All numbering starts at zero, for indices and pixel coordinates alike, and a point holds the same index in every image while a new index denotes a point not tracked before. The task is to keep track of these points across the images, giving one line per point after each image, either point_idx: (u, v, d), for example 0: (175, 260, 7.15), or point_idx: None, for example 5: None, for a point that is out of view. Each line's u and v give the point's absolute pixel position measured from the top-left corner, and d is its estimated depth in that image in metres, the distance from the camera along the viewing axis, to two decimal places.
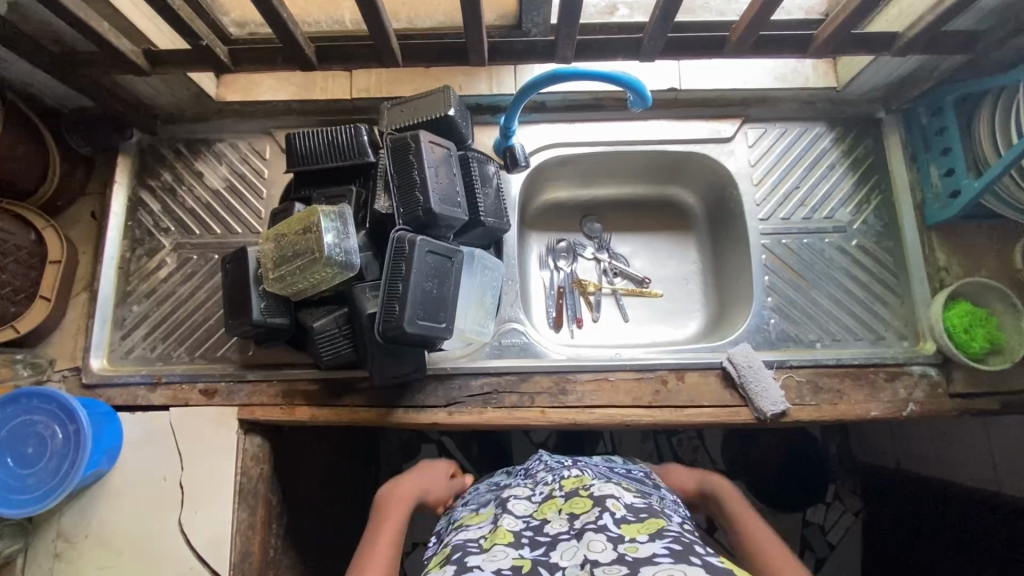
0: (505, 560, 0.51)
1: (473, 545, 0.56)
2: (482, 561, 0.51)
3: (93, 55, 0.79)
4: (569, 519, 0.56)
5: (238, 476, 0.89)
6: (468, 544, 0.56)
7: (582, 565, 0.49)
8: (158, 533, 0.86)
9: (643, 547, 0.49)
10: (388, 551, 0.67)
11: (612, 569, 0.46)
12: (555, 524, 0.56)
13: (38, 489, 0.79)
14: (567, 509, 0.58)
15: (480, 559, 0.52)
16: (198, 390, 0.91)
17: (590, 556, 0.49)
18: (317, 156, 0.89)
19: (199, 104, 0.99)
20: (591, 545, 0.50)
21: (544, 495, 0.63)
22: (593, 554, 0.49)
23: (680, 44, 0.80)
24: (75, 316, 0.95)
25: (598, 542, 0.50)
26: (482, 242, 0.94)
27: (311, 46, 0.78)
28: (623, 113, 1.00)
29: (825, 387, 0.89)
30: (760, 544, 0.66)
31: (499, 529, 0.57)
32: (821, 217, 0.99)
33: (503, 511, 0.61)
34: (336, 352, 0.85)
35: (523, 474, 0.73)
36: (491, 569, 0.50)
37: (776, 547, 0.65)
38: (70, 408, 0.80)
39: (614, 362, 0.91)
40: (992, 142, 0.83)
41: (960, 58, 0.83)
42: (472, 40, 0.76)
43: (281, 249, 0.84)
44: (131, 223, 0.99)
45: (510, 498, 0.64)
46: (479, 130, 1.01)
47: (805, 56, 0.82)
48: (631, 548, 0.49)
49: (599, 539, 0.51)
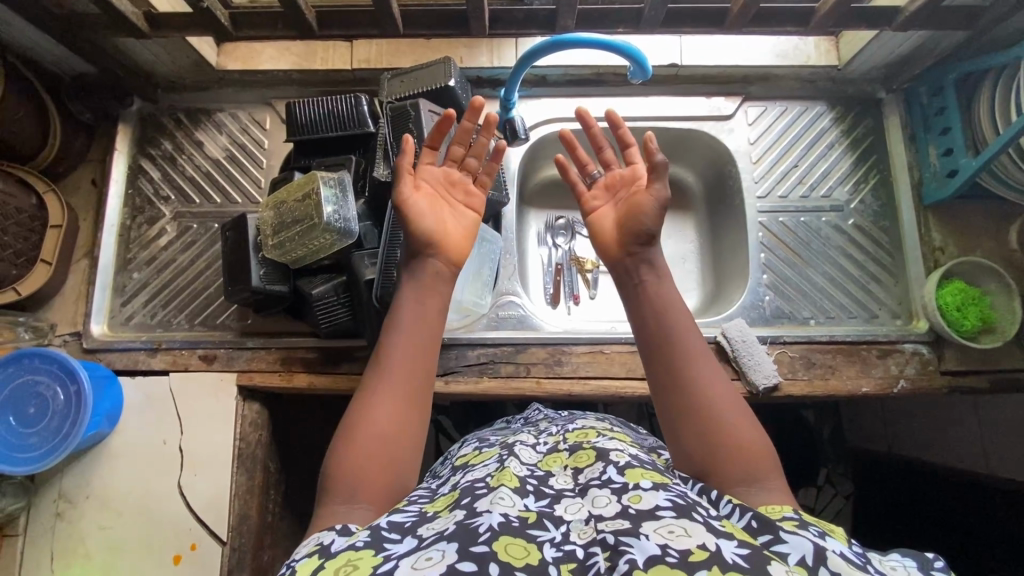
0: (512, 508, 0.49)
1: (479, 485, 0.54)
2: (491, 503, 0.49)
3: (92, 16, 0.79)
4: (573, 475, 0.57)
5: (236, 440, 0.90)
6: (474, 484, 0.55)
7: (587, 520, 0.48)
8: (157, 495, 0.88)
9: (646, 497, 0.48)
10: (410, 342, 0.62)
11: (614, 523, 0.46)
12: (559, 479, 0.56)
13: (40, 448, 0.80)
14: (573, 465, 0.58)
15: (488, 501, 0.50)
16: (197, 356, 0.92)
17: (595, 510, 0.49)
18: (317, 126, 0.90)
19: (200, 73, 0.98)
20: (596, 501, 0.50)
21: (550, 447, 0.64)
22: (597, 509, 0.49)
23: (682, 15, 0.80)
24: (75, 282, 0.96)
25: (602, 496, 0.50)
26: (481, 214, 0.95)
27: (313, 12, 0.78)
28: (625, 88, 1.00)
29: (818, 362, 0.90)
30: (663, 302, 0.64)
31: (505, 471, 0.56)
32: (818, 196, 0.99)
33: (508, 454, 0.62)
34: (333, 320, 0.86)
35: (527, 425, 0.77)
36: (500, 512, 0.48)
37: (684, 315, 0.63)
38: (70, 368, 0.81)
39: (609, 335, 0.93)
40: (991, 120, 0.83)
41: (961, 34, 0.83)
42: (473, 9, 0.76)
43: (281, 216, 0.85)
44: (131, 190, 0.99)
45: (515, 446, 0.64)
46: (480, 104, 1.01)
47: (806, 30, 0.81)
48: (635, 498, 0.48)
49: (603, 495, 0.50)
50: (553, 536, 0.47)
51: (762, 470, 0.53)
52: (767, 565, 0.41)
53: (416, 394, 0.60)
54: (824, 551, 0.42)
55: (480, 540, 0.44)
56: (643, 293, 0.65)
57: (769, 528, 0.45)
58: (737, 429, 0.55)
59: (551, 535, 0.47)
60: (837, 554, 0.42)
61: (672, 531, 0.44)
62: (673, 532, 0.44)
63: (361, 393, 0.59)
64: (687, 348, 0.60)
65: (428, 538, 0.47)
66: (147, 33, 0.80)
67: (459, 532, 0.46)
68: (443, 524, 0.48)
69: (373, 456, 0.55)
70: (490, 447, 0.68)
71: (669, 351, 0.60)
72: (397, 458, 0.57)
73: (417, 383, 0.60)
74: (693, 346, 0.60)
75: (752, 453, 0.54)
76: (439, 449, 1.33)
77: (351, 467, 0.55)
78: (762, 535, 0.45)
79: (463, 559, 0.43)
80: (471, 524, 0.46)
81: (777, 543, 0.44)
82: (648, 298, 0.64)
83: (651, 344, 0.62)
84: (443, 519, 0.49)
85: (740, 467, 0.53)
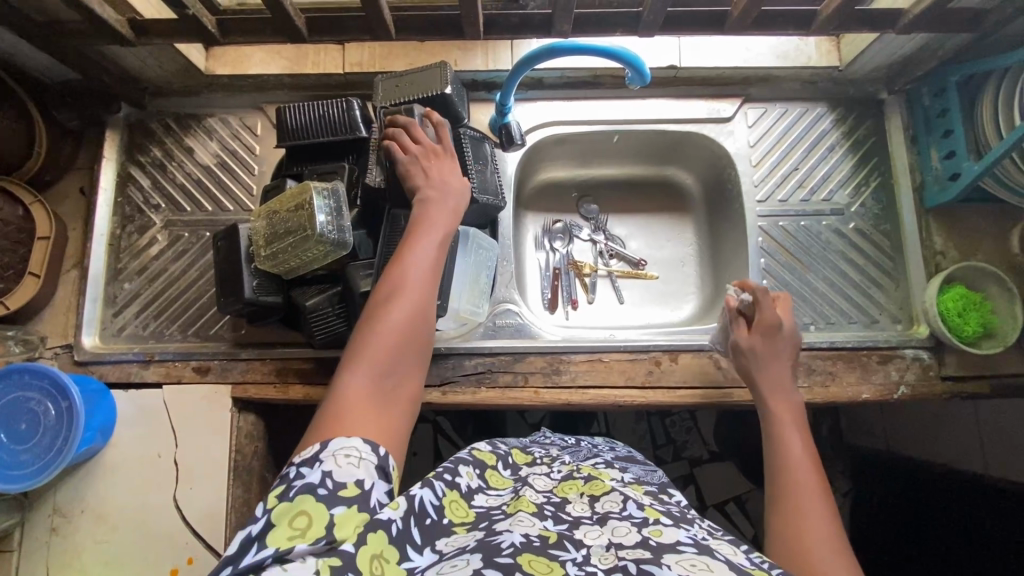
0: (532, 529, 0.52)
1: (496, 511, 0.57)
2: (510, 525, 0.53)
3: (73, 24, 0.77)
4: (589, 503, 0.58)
5: (232, 453, 0.89)
6: (490, 510, 0.57)
7: (607, 547, 0.50)
8: (153, 510, 0.87)
9: (667, 533, 0.51)
10: (428, 257, 0.66)
11: (634, 552, 0.48)
12: (576, 506, 0.58)
13: (32, 465, 0.79)
14: (589, 492, 0.60)
15: (507, 523, 0.53)
16: (191, 368, 0.91)
17: (615, 538, 0.51)
18: (308, 131, 0.88)
19: (188, 78, 0.96)
20: (616, 530, 0.52)
21: (564, 474, 0.66)
22: (616, 537, 0.51)
23: (681, 19, 0.78)
24: (65, 293, 0.94)
25: (622, 527, 0.52)
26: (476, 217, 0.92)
27: (302, 17, 0.76)
28: (623, 91, 0.99)
29: (818, 369, 0.90)
30: (783, 439, 0.70)
31: (522, 498, 0.59)
32: (819, 200, 0.98)
33: (522, 484, 0.64)
34: (329, 330, 0.85)
35: (535, 445, 0.78)
36: (521, 533, 0.51)
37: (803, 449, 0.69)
38: (61, 384, 0.80)
39: (606, 343, 0.92)
40: (994, 124, 0.82)
41: (966, 36, 0.81)
42: (466, 14, 0.74)
43: (272, 227, 0.83)
44: (120, 198, 0.98)
45: (529, 475, 0.66)
46: (475, 107, 0.99)
47: (807, 33, 0.79)
48: (656, 533, 0.51)
49: (623, 525, 0.53)
50: (574, 557, 0.48)
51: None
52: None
53: (429, 296, 0.64)
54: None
55: (504, 553, 0.47)
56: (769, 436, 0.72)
57: None
58: (828, 550, 0.57)
59: (572, 556, 0.48)
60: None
61: (693, 564, 0.45)
62: (695, 565, 0.45)
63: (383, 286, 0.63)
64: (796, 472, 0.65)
65: (449, 552, 0.49)
66: (132, 40, 0.78)
67: (481, 547, 0.48)
68: (463, 541, 0.51)
69: (390, 340, 0.58)
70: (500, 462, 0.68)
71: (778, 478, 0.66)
72: (416, 341, 0.61)
73: (431, 290, 0.64)
74: (808, 469, 0.65)
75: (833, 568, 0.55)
76: (437, 451, 1.32)
77: (372, 345, 0.57)
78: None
79: (488, 567, 0.45)
80: (492, 542, 0.49)
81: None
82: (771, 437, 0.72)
83: (768, 468, 0.69)
84: (463, 537, 0.52)
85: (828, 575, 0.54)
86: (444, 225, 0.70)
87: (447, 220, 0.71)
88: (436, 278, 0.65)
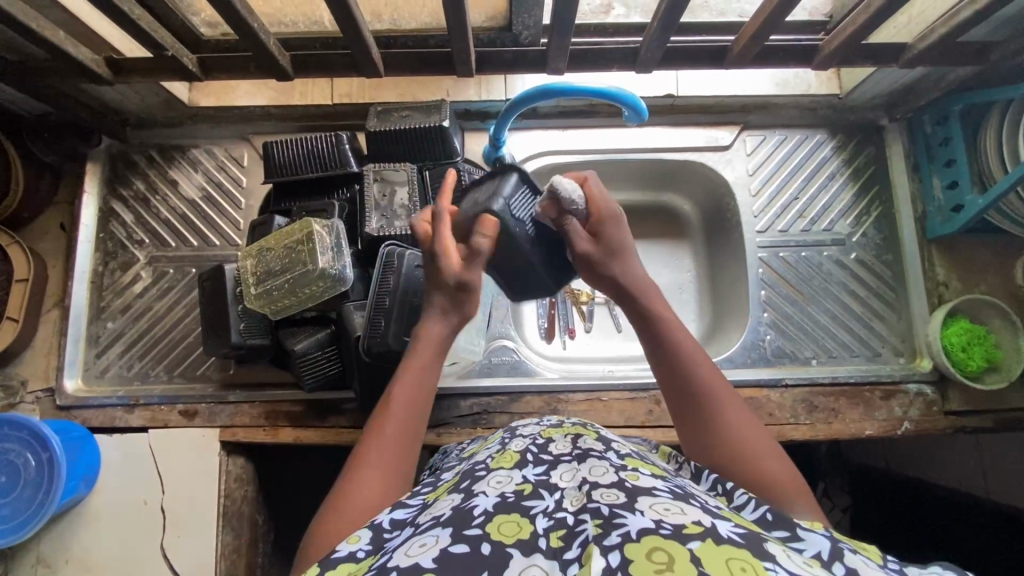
0: (507, 486, 0.49)
1: (479, 467, 0.54)
2: (487, 486, 0.50)
3: (46, 62, 0.74)
4: (573, 443, 0.55)
5: (221, 498, 0.86)
6: (474, 467, 0.55)
7: (581, 486, 0.47)
8: (138, 559, 0.84)
9: (644, 478, 0.47)
10: (404, 410, 0.60)
11: (609, 493, 0.44)
12: (559, 446, 0.55)
13: (15, 519, 0.76)
14: (574, 434, 0.57)
15: (484, 484, 0.50)
16: (178, 412, 0.88)
17: (590, 477, 0.48)
18: (295, 166, 0.85)
19: (171, 109, 0.93)
20: (592, 469, 0.49)
21: (554, 422, 0.63)
22: (592, 477, 0.48)
23: (680, 54, 0.76)
24: (46, 334, 0.91)
25: (599, 467, 0.49)
26: (544, 288, 0.78)
27: (286, 56, 0.74)
28: (620, 120, 0.96)
29: (820, 406, 0.87)
30: (691, 363, 0.60)
31: (506, 452, 0.56)
32: (819, 230, 0.96)
33: (510, 437, 0.61)
34: (321, 373, 0.83)
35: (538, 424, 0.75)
36: (494, 493, 0.48)
37: (701, 355, 0.60)
38: (41, 436, 0.76)
39: (605, 382, 0.90)
40: (998, 156, 0.80)
41: (970, 70, 0.79)
42: (458, 52, 0.72)
43: (266, 263, 0.80)
44: (103, 234, 0.94)
45: (519, 428, 0.63)
46: (468, 137, 0.96)
47: (809, 67, 0.78)
48: (633, 476, 0.47)
49: (601, 465, 0.49)
50: (547, 505, 0.46)
51: (798, 498, 0.53)
52: (762, 544, 0.40)
53: (402, 460, 0.58)
54: (840, 550, 0.43)
55: (474, 523, 0.44)
56: (659, 355, 0.61)
57: (785, 523, 0.46)
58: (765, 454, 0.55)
59: (544, 504, 0.46)
60: (850, 550, 0.43)
61: (667, 509, 0.42)
62: (669, 509, 0.42)
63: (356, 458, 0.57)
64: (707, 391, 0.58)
65: (424, 524, 0.46)
66: (109, 79, 0.75)
67: (454, 517, 0.45)
68: (441, 509, 0.48)
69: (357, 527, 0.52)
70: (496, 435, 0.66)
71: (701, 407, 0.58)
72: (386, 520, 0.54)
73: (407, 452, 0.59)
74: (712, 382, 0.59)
75: (788, 488, 0.54)
76: None
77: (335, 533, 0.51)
78: (778, 529, 0.46)
79: (457, 542, 0.42)
80: (466, 508, 0.46)
81: (794, 541, 0.44)
82: (662, 354, 0.61)
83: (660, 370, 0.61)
84: (441, 504, 0.49)
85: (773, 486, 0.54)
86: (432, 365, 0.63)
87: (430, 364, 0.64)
88: (415, 439, 0.60)
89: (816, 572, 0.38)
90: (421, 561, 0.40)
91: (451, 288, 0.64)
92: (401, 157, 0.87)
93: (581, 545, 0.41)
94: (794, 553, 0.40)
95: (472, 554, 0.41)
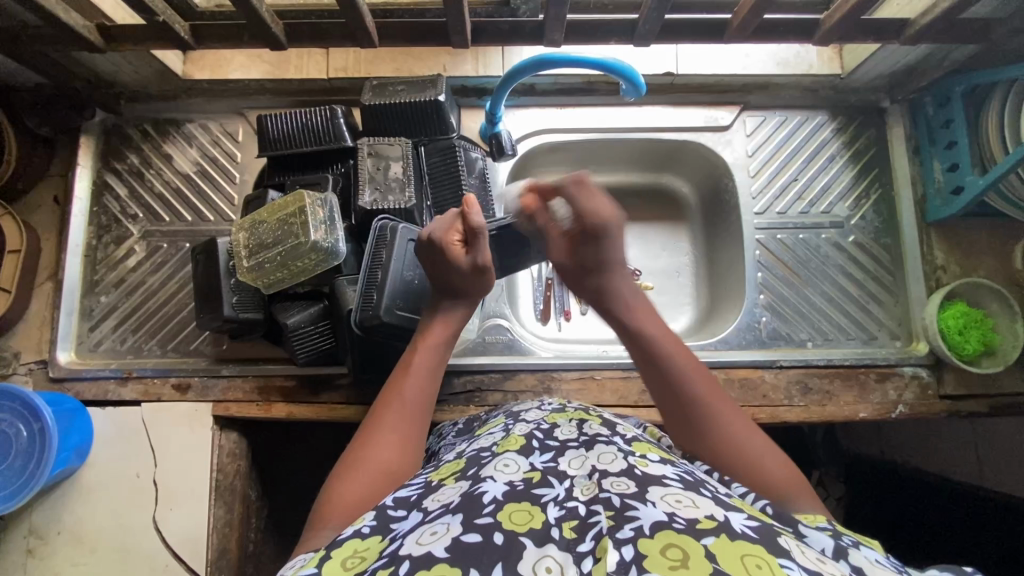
0: (515, 473, 0.48)
1: (485, 453, 0.54)
2: (495, 470, 0.49)
3: (38, 29, 0.73)
4: (578, 427, 0.55)
5: (214, 472, 0.86)
6: (480, 453, 0.54)
7: (591, 475, 0.47)
8: (131, 531, 0.84)
9: (654, 465, 0.47)
10: (423, 380, 0.64)
11: (620, 483, 0.44)
12: (564, 430, 0.55)
13: (6, 489, 0.76)
14: (578, 418, 0.58)
15: (491, 468, 0.49)
16: (170, 385, 0.88)
17: (599, 465, 0.48)
18: (290, 140, 0.84)
19: (165, 83, 0.92)
20: (601, 457, 0.49)
21: (556, 406, 0.63)
22: (601, 464, 0.48)
23: (679, 27, 0.75)
24: (40, 306, 0.90)
25: (608, 454, 0.49)
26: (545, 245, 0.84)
27: (280, 24, 0.73)
28: (618, 99, 0.95)
29: (814, 388, 0.87)
30: (681, 368, 0.60)
31: (511, 436, 0.56)
32: (818, 212, 0.96)
33: (514, 421, 0.61)
34: (313, 348, 0.83)
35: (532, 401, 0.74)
36: (503, 480, 0.47)
37: (690, 362, 0.60)
38: (34, 406, 0.76)
39: (600, 361, 0.89)
40: (1000, 137, 0.79)
41: (973, 48, 0.78)
42: (454, 22, 0.71)
43: (259, 236, 0.80)
44: (96, 208, 0.94)
45: (522, 413, 0.63)
46: (464, 114, 0.95)
47: (809, 42, 0.77)
48: (642, 463, 0.47)
49: (609, 451, 0.49)
50: (557, 493, 0.46)
51: (796, 492, 0.53)
52: (775, 539, 0.40)
53: (414, 429, 0.61)
54: (845, 548, 0.44)
55: (485, 511, 0.44)
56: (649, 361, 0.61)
57: (788, 520, 0.47)
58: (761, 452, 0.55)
59: (555, 493, 0.45)
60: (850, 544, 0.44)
61: (679, 501, 0.42)
62: (681, 502, 0.42)
63: (371, 422, 0.60)
64: (701, 398, 0.58)
65: (434, 511, 0.46)
66: (101, 47, 0.75)
67: (464, 503, 0.45)
68: (449, 496, 0.47)
69: (369, 482, 0.54)
70: (496, 418, 0.67)
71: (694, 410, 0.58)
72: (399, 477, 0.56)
73: (419, 421, 0.61)
74: (704, 387, 0.58)
75: (790, 487, 0.53)
76: None
77: (351, 488, 0.54)
78: (784, 521, 0.47)
79: (469, 531, 0.42)
80: (475, 494, 0.46)
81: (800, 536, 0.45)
82: (655, 367, 0.61)
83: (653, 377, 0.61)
84: (449, 490, 0.48)
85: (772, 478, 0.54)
86: (445, 341, 0.68)
87: (440, 337, 0.67)
88: (428, 412, 0.63)
89: (830, 567, 0.39)
90: (436, 550, 0.40)
91: (462, 277, 0.69)
92: (396, 132, 0.86)
93: (594, 538, 0.40)
94: (806, 547, 0.41)
95: (484, 543, 0.41)
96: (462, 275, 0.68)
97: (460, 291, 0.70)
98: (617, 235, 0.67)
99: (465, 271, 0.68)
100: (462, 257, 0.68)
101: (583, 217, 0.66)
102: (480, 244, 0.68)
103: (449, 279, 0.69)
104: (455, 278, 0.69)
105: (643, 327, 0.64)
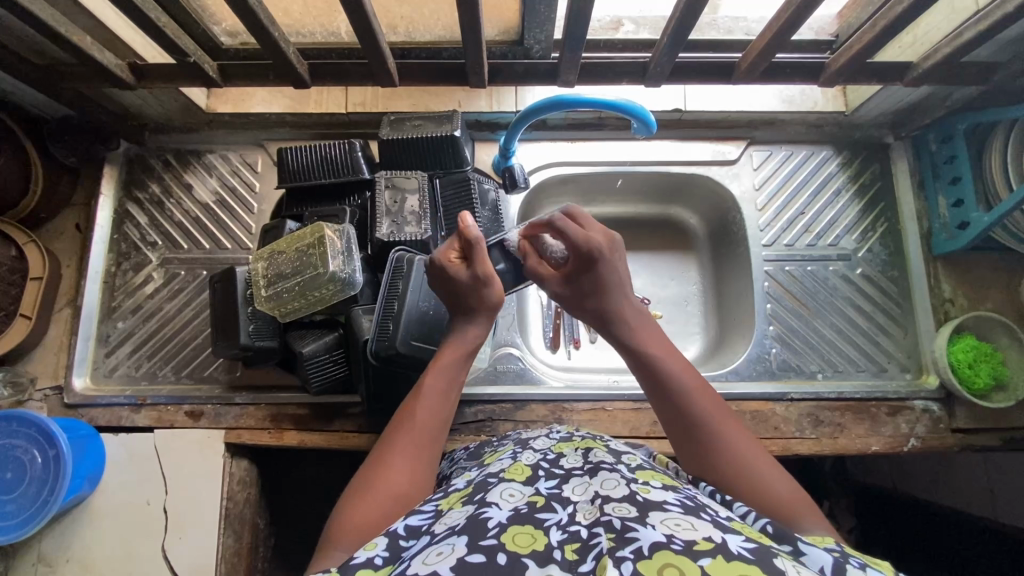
0: (519, 499, 0.49)
1: (492, 479, 0.54)
2: (499, 497, 0.49)
3: (71, 67, 0.76)
4: (582, 456, 0.56)
5: (224, 500, 0.86)
6: (487, 479, 0.54)
7: (593, 500, 0.47)
8: (140, 560, 0.83)
9: (656, 491, 0.47)
10: (436, 401, 0.64)
11: (621, 507, 0.45)
12: (570, 459, 0.56)
13: (18, 515, 0.76)
14: (584, 447, 0.58)
15: (497, 495, 0.49)
16: (184, 412, 0.88)
17: (602, 491, 0.48)
18: (309, 172, 0.86)
19: (189, 115, 0.95)
20: (604, 483, 0.49)
21: (564, 435, 0.63)
22: (604, 490, 0.48)
23: (689, 68, 0.78)
24: (57, 332, 0.92)
25: (611, 479, 0.49)
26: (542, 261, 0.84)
27: (305, 65, 0.76)
28: (628, 133, 0.98)
29: (826, 420, 0.87)
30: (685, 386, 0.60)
31: (517, 464, 0.56)
32: (825, 244, 0.97)
33: (522, 449, 0.61)
34: (327, 376, 0.83)
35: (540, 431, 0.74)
36: (507, 506, 0.47)
37: (691, 378, 0.60)
38: (48, 433, 0.77)
39: (610, 392, 0.90)
40: (1003, 175, 0.81)
41: (974, 88, 0.80)
42: (472, 63, 0.74)
43: (278, 266, 0.81)
44: (116, 235, 0.96)
45: (530, 441, 0.64)
46: (478, 147, 0.98)
47: (815, 83, 0.79)
48: (644, 489, 0.47)
49: (612, 478, 0.49)
50: (561, 518, 0.46)
51: (799, 510, 0.52)
52: (773, 559, 0.39)
53: (427, 454, 0.61)
54: (843, 564, 0.42)
55: (489, 534, 0.44)
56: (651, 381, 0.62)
57: (787, 537, 0.46)
58: (761, 468, 0.54)
59: (558, 517, 0.46)
60: (854, 565, 0.42)
61: (678, 524, 0.42)
62: (679, 525, 0.42)
63: (384, 445, 0.60)
64: (701, 416, 0.58)
65: (441, 533, 0.46)
66: (133, 85, 0.78)
67: (469, 526, 0.45)
68: (455, 519, 0.47)
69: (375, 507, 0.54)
70: (505, 446, 0.67)
71: (696, 429, 0.58)
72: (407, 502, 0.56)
73: (432, 445, 0.61)
74: (704, 406, 0.59)
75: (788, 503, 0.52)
76: None
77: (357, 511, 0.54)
78: (781, 542, 0.46)
79: (473, 551, 0.42)
80: (480, 518, 0.45)
81: (798, 555, 0.44)
82: (659, 388, 0.61)
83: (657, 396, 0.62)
84: (456, 514, 0.48)
85: (769, 493, 0.53)
86: (459, 363, 0.68)
87: (453, 363, 0.67)
88: (440, 434, 0.63)
89: None
90: (440, 568, 0.40)
91: (464, 289, 0.69)
92: (411, 165, 0.88)
93: (595, 558, 0.41)
94: (805, 568, 0.40)
95: (488, 564, 0.41)
96: (464, 286, 0.69)
97: (468, 305, 0.70)
98: (611, 257, 0.67)
99: (467, 283, 0.69)
100: (461, 271, 0.69)
101: (577, 243, 0.66)
102: (476, 253, 0.68)
103: (453, 292, 0.70)
104: (468, 292, 0.69)
105: (646, 345, 0.64)
